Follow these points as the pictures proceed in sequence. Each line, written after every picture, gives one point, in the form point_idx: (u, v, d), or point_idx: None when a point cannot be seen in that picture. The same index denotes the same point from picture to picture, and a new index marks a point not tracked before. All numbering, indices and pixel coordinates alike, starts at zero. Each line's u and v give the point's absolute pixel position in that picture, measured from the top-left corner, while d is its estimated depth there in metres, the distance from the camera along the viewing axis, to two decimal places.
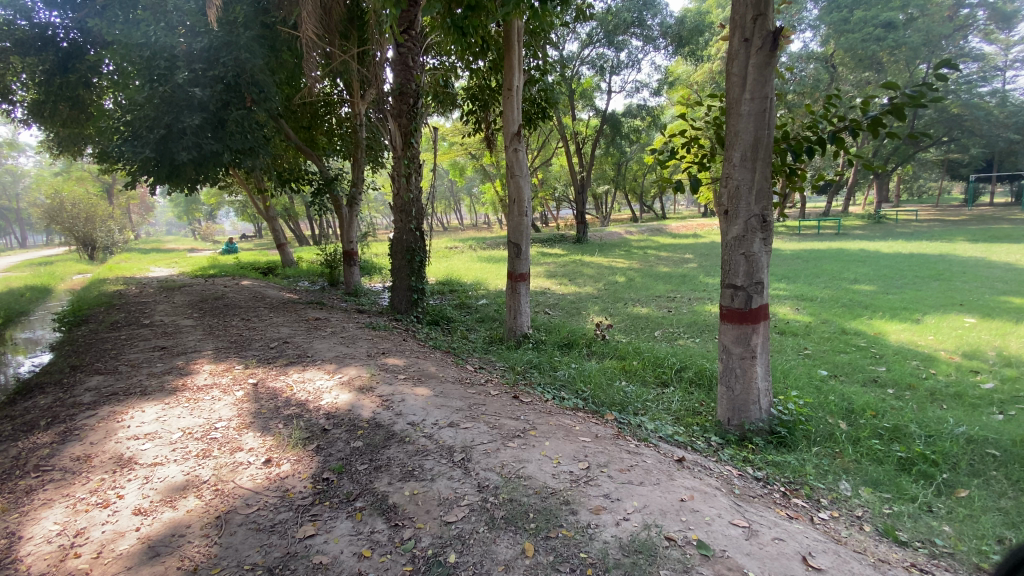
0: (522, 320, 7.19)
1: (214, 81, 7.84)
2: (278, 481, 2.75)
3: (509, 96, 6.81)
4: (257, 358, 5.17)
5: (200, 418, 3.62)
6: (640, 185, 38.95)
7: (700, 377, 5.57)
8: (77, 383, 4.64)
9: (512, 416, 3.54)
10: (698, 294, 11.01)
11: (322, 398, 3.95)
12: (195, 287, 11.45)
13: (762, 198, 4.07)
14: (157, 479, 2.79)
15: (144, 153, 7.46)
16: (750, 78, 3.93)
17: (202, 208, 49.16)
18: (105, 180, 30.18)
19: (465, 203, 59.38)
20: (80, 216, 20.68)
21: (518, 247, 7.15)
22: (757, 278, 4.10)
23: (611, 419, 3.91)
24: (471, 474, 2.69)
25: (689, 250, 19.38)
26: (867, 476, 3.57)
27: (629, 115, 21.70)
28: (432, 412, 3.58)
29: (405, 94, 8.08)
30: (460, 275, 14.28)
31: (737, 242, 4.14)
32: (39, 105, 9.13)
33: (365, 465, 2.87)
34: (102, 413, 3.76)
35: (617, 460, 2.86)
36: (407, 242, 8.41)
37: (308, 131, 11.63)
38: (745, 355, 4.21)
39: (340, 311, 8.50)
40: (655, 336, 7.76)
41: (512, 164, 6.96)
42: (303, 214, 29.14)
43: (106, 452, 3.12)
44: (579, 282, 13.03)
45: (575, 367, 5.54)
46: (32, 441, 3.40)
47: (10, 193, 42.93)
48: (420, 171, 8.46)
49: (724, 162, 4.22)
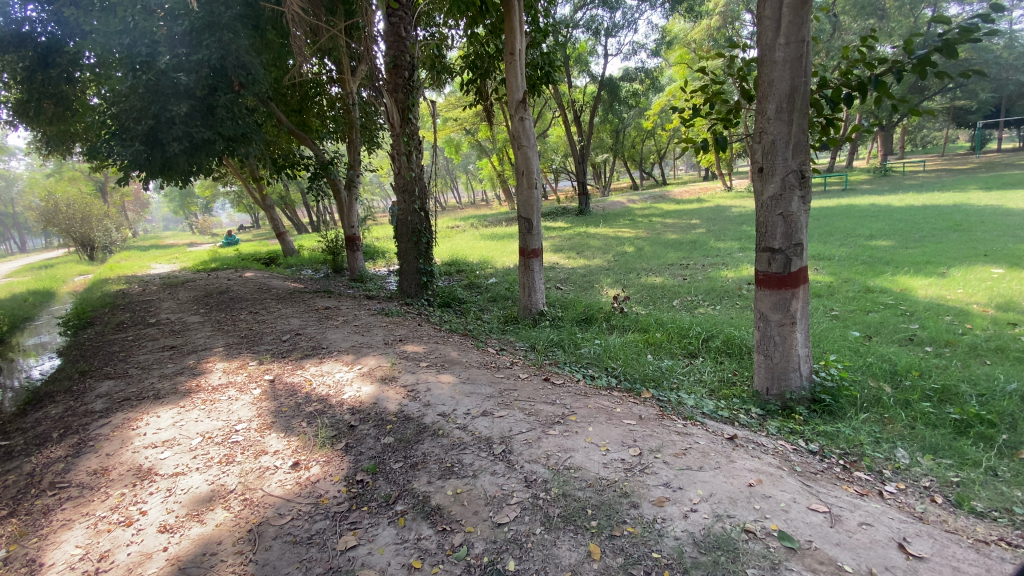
0: (537, 297, 6.97)
1: (199, 65, 7.43)
2: (309, 486, 2.56)
3: (511, 61, 6.45)
4: (271, 352, 4.98)
5: (219, 421, 3.44)
6: (639, 151, 38.15)
7: (729, 347, 5.36)
8: (87, 390, 4.46)
9: (547, 401, 3.33)
10: (711, 260, 10.74)
11: (344, 391, 3.76)
12: (198, 281, 11.24)
13: (800, 152, 3.80)
14: (180, 491, 2.61)
15: (132, 146, 7.22)
16: (786, 21, 3.61)
17: (196, 202, 48.63)
18: (96, 178, 29.77)
19: (462, 180, 58.54)
20: (76, 216, 20.37)
21: (529, 222, 6.86)
22: (796, 240, 3.85)
23: (649, 398, 3.69)
24: (515, 468, 2.49)
25: (695, 215, 18.97)
26: (923, 442, 3.37)
27: (627, 78, 21.09)
28: (463, 401, 3.39)
29: (400, 66, 7.67)
30: (465, 254, 14.01)
31: (774, 202, 3.88)
32: (22, 104, 8.74)
33: (399, 463, 2.68)
34: (116, 421, 3.58)
35: (670, 443, 2.66)
36: (412, 224, 8.12)
37: (299, 114, 11.24)
38: (784, 321, 3.99)
39: (349, 299, 8.27)
40: (675, 305, 7.55)
41: (518, 134, 6.60)
42: (300, 202, 28.70)
43: (124, 464, 2.94)
44: (588, 255, 12.76)
45: (599, 343, 5.32)
46: (45, 456, 3.22)
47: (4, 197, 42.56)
48: (421, 147, 8.12)
49: (757, 115, 3.92)
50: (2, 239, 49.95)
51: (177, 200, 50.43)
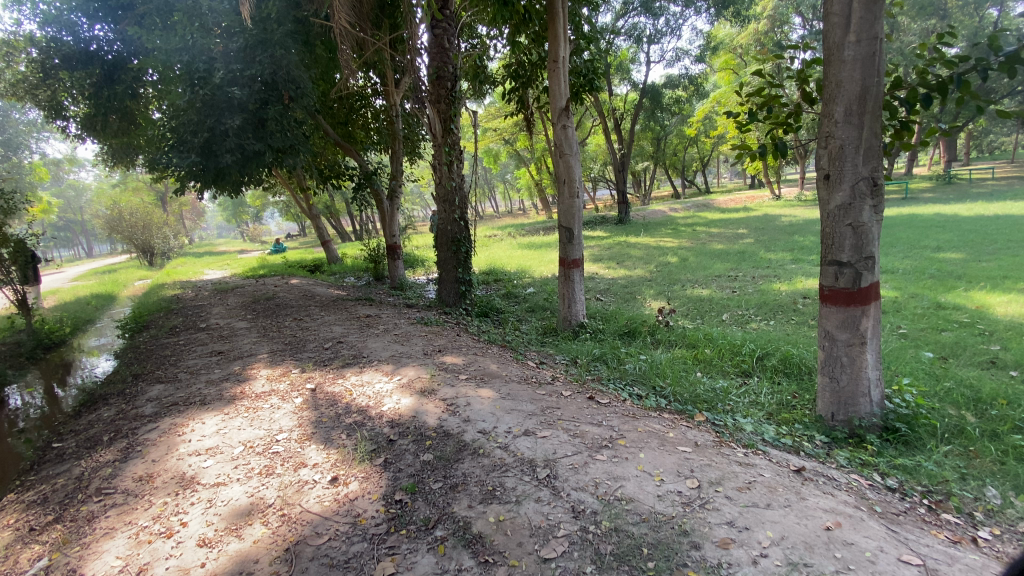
0: (577, 308, 6.78)
1: (252, 80, 7.70)
2: (347, 504, 2.48)
3: (554, 69, 6.33)
4: (313, 360, 5.00)
5: (261, 429, 3.43)
6: (681, 159, 37.31)
7: (787, 366, 5.03)
8: (139, 393, 4.58)
9: (593, 422, 3.14)
10: (761, 272, 10.25)
11: (384, 403, 3.70)
12: (247, 287, 11.62)
13: (872, 158, 3.50)
14: (221, 502, 2.59)
15: (189, 157, 7.51)
16: (856, 17, 3.34)
17: (248, 211, 50.92)
18: (157, 188, 31.59)
19: (500, 190, 58.96)
20: (138, 224, 21.59)
21: (570, 232, 6.70)
22: (867, 252, 3.53)
23: (703, 422, 3.45)
24: (561, 496, 2.32)
25: (742, 225, 18.27)
26: (1020, 481, 2.98)
27: (670, 85, 20.65)
28: (503, 418, 3.25)
29: (442, 77, 7.70)
30: (503, 263, 13.96)
31: (842, 212, 3.59)
32: (90, 118, 9.28)
33: (439, 483, 2.56)
34: (163, 426, 3.65)
35: (731, 475, 2.44)
36: (452, 232, 8.11)
37: (345, 126, 11.51)
38: (852, 341, 3.68)
39: (389, 307, 8.31)
40: (724, 319, 7.19)
41: (561, 142, 6.46)
42: (344, 211, 29.55)
43: (168, 471, 2.96)
44: (629, 265, 12.45)
45: (645, 359, 5.09)
46: (94, 460, 3.29)
47: (77, 206, 45.81)
48: (462, 157, 8.14)
49: (823, 118, 3.66)
50: (73, 245, 53.63)
51: (230, 209, 53.00)
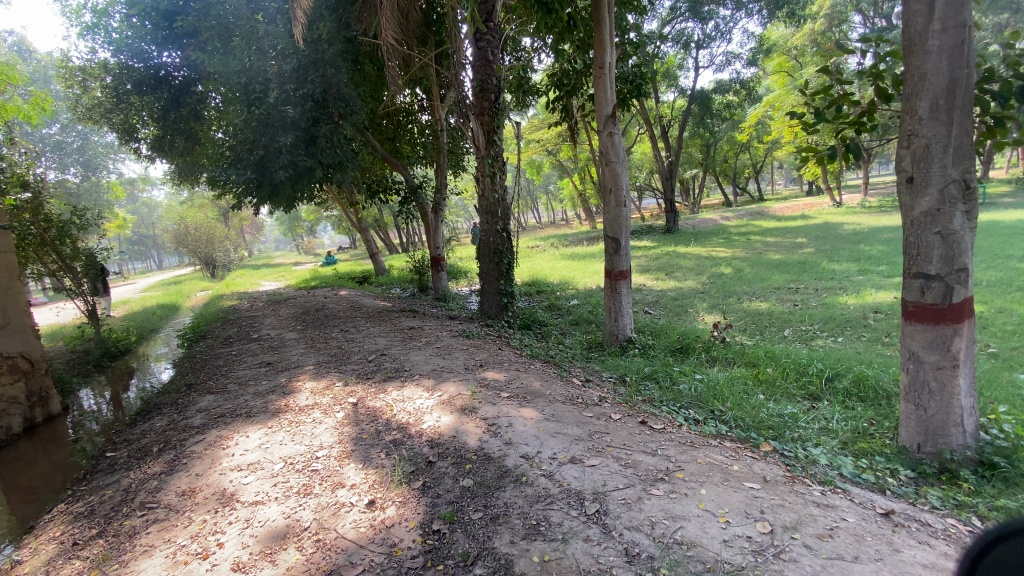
0: (624, 323, 6.50)
1: (304, 99, 7.97)
2: (383, 531, 2.36)
3: (600, 75, 6.14)
4: (356, 373, 4.98)
5: (301, 445, 3.39)
6: (732, 166, 35.99)
7: (861, 390, 4.58)
8: (190, 404, 4.71)
9: (646, 450, 2.89)
10: (825, 284, 9.58)
11: (424, 420, 3.58)
12: (298, 298, 12.00)
13: (962, 158, 3.10)
14: (257, 523, 2.53)
15: (245, 174, 7.82)
16: (941, 3, 3.00)
17: (302, 224, 53.22)
18: (220, 204, 33.56)
19: (544, 201, 58.94)
20: (202, 238, 22.92)
21: (616, 242, 6.44)
22: (960, 264, 3.12)
23: (770, 452, 3.13)
24: (613, 536, 2.11)
25: (800, 233, 17.31)
26: None
27: (720, 90, 19.98)
28: (548, 442, 3.06)
29: (486, 89, 7.67)
30: (546, 275, 13.79)
31: (928, 218, 3.20)
32: (158, 140, 9.98)
33: (479, 514, 2.40)
34: (209, 439, 3.69)
35: (809, 519, 2.14)
36: (494, 244, 8.02)
37: (392, 142, 11.74)
38: (943, 364, 3.25)
39: (432, 319, 8.30)
40: (786, 336, 6.70)
41: (607, 150, 6.25)
42: (391, 223, 30.32)
43: (209, 486, 2.96)
44: (679, 276, 11.98)
45: (700, 379, 4.76)
46: (143, 471, 3.36)
47: (149, 222, 49.45)
48: (505, 168, 8.08)
49: (903, 116, 3.29)
50: (146, 257, 57.89)
51: (286, 223, 55.61)
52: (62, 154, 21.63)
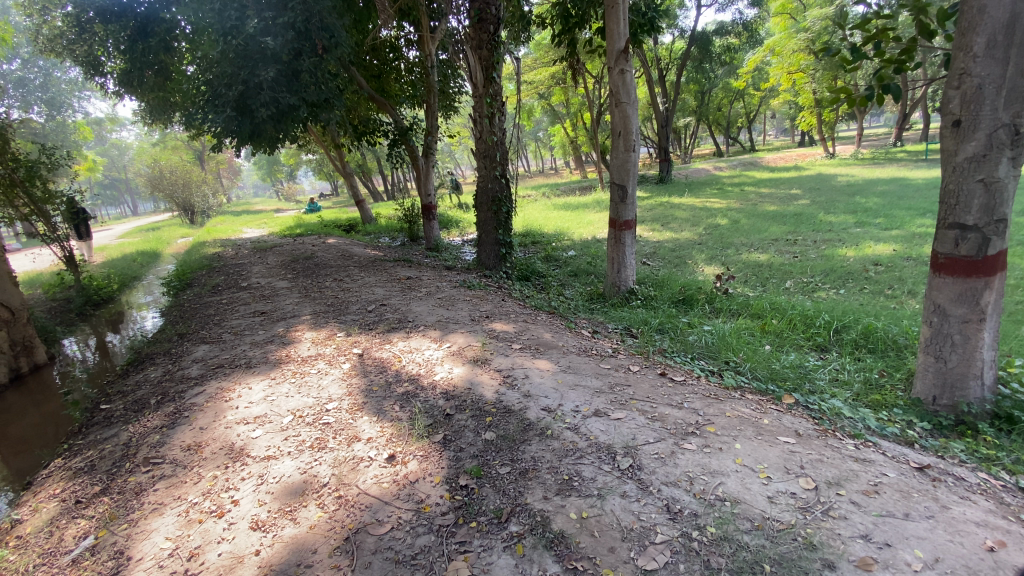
0: (627, 274, 6.35)
1: (285, 29, 7.26)
2: (408, 487, 2.26)
3: (613, 5, 5.68)
4: (357, 323, 4.80)
5: (309, 398, 3.24)
6: (726, 115, 35.13)
7: (869, 342, 4.56)
8: (184, 353, 4.52)
9: (671, 403, 2.81)
10: (823, 235, 9.51)
11: (435, 371, 3.46)
12: (285, 246, 11.62)
13: (1016, 101, 2.89)
14: (272, 478, 2.42)
15: (225, 112, 7.24)
16: None
17: (283, 170, 51.36)
18: (195, 146, 31.94)
19: (533, 149, 57.40)
20: (178, 182, 21.92)
21: (623, 189, 6.18)
22: (1000, 215, 2.99)
23: (792, 405, 3.09)
24: (651, 492, 2.04)
25: (794, 185, 17.12)
26: None
27: (721, 32, 19.06)
28: (568, 395, 2.96)
29: (484, 20, 7.12)
30: (540, 224, 13.53)
31: (973, 164, 3.01)
32: (126, 74, 9.24)
33: (507, 468, 2.30)
34: (210, 390, 3.53)
35: (851, 476, 2.11)
36: (492, 192, 7.69)
37: (379, 80, 11.01)
38: (969, 318, 3.19)
39: (428, 269, 8.06)
40: (788, 287, 6.67)
41: (618, 89, 5.87)
42: (376, 169, 29.28)
43: (216, 441, 2.82)
44: (675, 227, 11.81)
45: (710, 330, 4.70)
46: (143, 424, 3.21)
47: (121, 165, 47.11)
48: (504, 109, 7.63)
49: (954, 52, 3.03)
50: (119, 203, 55.75)
51: (265, 168, 53.53)
52: (24, 91, 20.10)
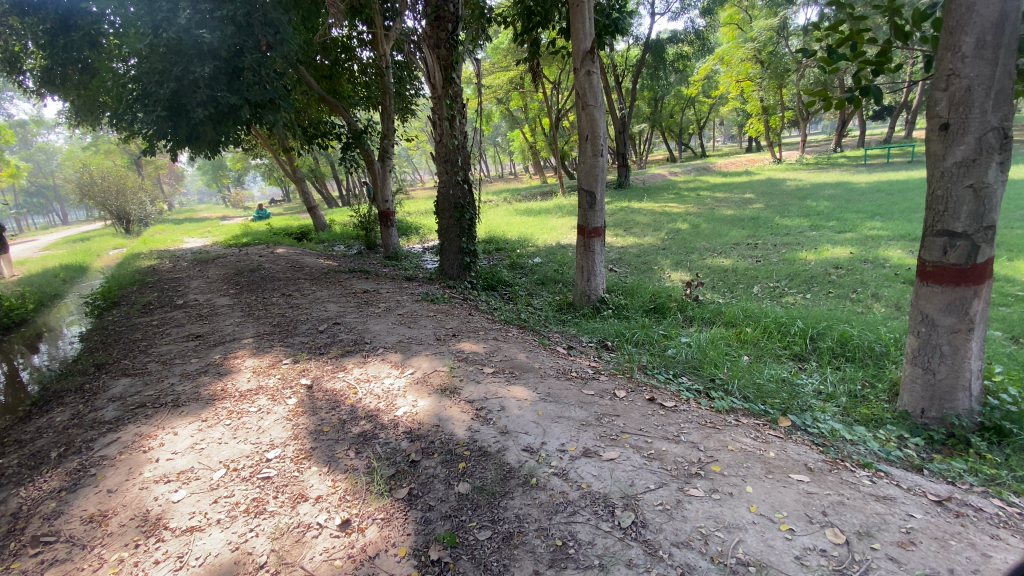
0: (596, 282, 6.08)
1: (224, 23, 6.65)
2: (366, 564, 1.85)
3: (577, 3, 5.42)
4: (306, 347, 4.28)
5: (247, 444, 2.75)
6: (678, 121, 35.99)
7: (846, 350, 4.47)
8: (100, 390, 3.88)
9: (667, 437, 2.52)
10: (782, 239, 9.62)
11: (397, 406, 3.02)
12: (230, 257, 10.80)
13: (1002, 103, 2.68)
14: (194, 560, 1.94)
15: (153, 112, 6.47)
16: None
17: (229, 175, 48.81)
18: (131, 150, 29.79)
19: (490, 154, 57.15)
20: (111, 189, 20.24)
21: (591, 195, 5.91)
22: (989, 221, 2.76)
23: (788, 430, 2.87)
24: (662, 558, 1.73)
25: (747, 189, 17.53)
26: None
27: (674, 40, 19.36)
28: (551, 430, 2.62)
29: (442, 18, 6.72)
30: (502, 230, 13.22)
31: (962, 169, 2.77)
32: (47, 71, 8.31)
33: (486, 533, 1.93)
34: (125, 438, 2.97)
35: (880, 522, 1.86)
36: (454, 198, 7.26)
37: (330, 81, 10.40)
38: (958, 328, 2.96)
39: (387, 280, 7.56)
40: (755, 293, 6.59)
41: (584, 91, 5.60)
42: (330, 174, 28.15)
43: (127, 508, 2.31)
44: (637, 232, 11.76)
45: (688, 341, 4.48)
46: (37, 488, 2.63)
47: (46, 170, 43.43)
48: (464, 112, 7.25)
49: (940, 52, 2.77)
50: (47, 212, 51.41)
51: (209, 174, 50.73)
52: None
